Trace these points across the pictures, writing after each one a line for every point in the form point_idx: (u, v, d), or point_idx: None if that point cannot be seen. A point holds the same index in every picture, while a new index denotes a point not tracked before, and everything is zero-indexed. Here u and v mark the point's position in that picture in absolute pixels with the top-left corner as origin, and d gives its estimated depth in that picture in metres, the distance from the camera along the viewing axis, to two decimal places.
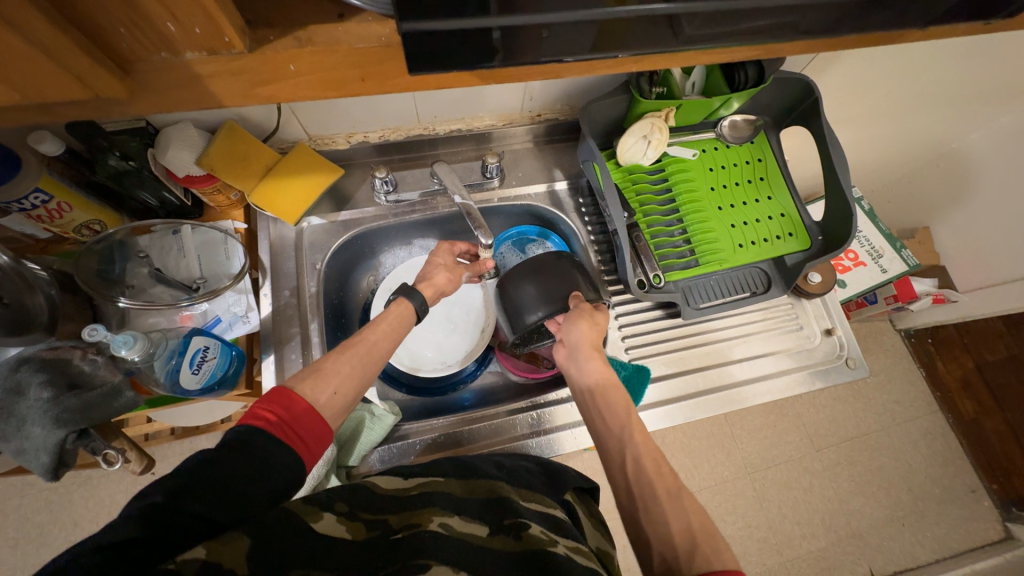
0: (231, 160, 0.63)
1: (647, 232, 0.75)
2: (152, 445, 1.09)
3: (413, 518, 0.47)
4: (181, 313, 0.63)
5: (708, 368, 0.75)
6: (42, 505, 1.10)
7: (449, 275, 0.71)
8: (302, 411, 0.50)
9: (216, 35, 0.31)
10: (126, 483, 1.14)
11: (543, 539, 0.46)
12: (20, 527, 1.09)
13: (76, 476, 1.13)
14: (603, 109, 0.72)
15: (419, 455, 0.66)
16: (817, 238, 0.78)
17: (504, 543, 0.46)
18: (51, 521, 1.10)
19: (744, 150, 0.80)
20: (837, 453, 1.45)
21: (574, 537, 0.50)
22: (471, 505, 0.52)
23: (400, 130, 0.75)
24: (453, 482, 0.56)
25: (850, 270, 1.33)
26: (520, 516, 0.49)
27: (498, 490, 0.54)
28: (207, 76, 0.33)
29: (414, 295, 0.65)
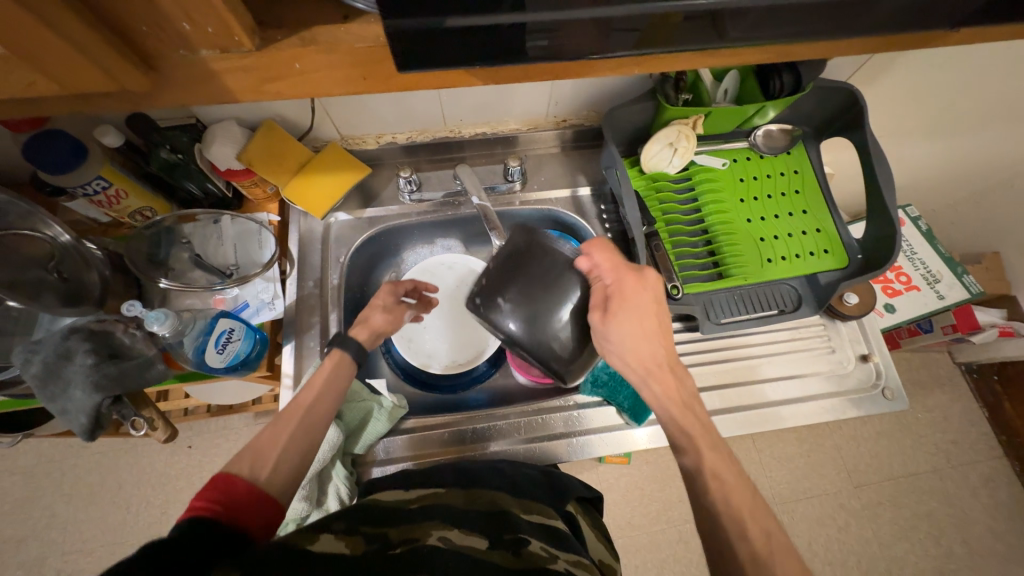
0: (267, 156, 0.67)
1: (669, 241, 0.72)
2: (190, 420, 1.17)
3: (412, 532, 0.48)
4: (214, 296, 0.68)
5: (727, 386, 0.71)
6: (93, 467, 1.21)
7: (386, 317, 0.67)
8: (244, 493, 0.47)
9: (227, 34, 0.33)
10: (167, 453, 1.23)
11: (544, 556, 0.47)
12: (74, 485, 1.19)
13: (124, 442, 1.23)
14: (627, 115, 0.71)
15: (403, 455, 0.67)
16: (857, 256, 0.72)
17: (504, 557, 0.46)
18: (101, 482, 1.20)
19: (779, 160, 0.77)
20: (879, 492, 1.33)
21: (577, 551, 0.51)
22: (471, 516, 0.53)
23: (427, 133, 0.78)
24: (453, 495, 0.57)
25: (900, 295, 1.22)
26: (520, 531, 0.51)
27: (498, 502, 0.56)
28: (221, 72, 0.35)
29: (347, 343, 0.62)
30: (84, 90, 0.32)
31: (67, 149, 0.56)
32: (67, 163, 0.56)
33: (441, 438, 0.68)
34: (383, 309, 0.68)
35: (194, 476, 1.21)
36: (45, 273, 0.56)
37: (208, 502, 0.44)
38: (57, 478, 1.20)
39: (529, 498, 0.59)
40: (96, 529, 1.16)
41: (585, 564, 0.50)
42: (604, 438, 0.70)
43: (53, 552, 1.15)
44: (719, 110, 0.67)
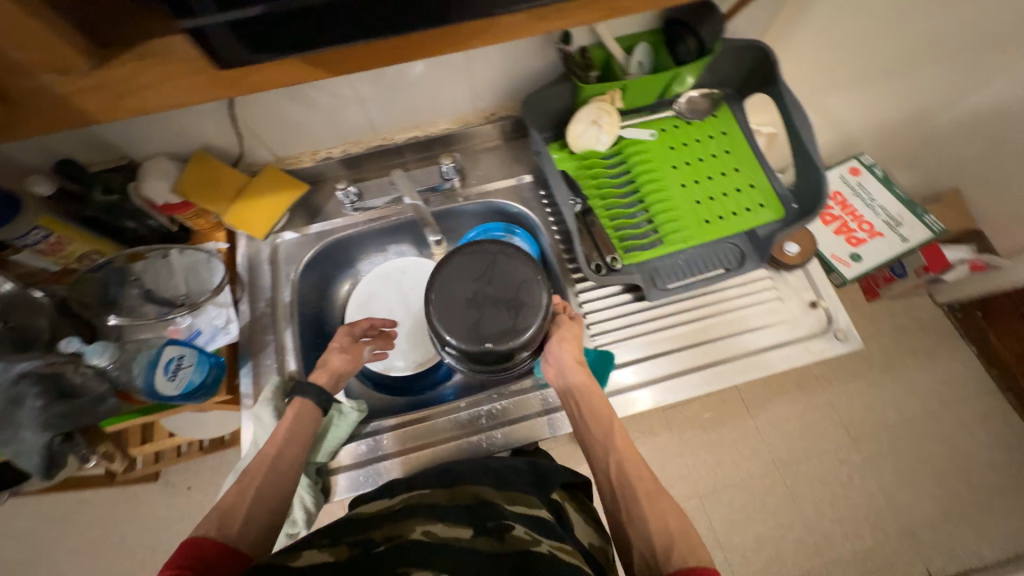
0: (203, 185, 0.69)
1: (607, 215, 0.73)
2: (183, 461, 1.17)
3: (396, 530, 0.51)
4: (169, 327, 0.68)
5: (683, 348, 0.72)
6: (94, 521, 1.21)
7: (345, 357, 0.68)
8: (217, 556, 0.48)
9: (51, 54, 0.37)
10: (165, 498, 1.23)
11: (527, 540, 0.51)
12: (77, 541, 1.19)
13: (122, 493, 1.23)
14: (547, 99, 0.72)
15: (391, 449, 0.69)
16: (793, 206, 0.73)
17: (487, 544, 0.50)
18: (103, 535, 1.20)
19: (705, 124, 0.78)
20: (877, 443, 1.33)
21: (558, 536, 0.53)
22: (455, 512, 0.55)
23: (361, 144, 0.80)
24: (439, 494, 0.59)
25: (865, 243, 1.23)
26: (504, 518, 0.54)
27: (482, 495, 0.58)
28: (71, 95, 0.40)
29: (308, 391, 0.62)
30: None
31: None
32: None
33: (425, 430, 0.70)
34: (340, 350, 0.68)
35: (195, 517, 1.21)
36: None
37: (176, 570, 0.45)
38: (59, 536, 1.20)
39: (514, 490, 0.60)
40: None
41: (568, 549, 0.51)
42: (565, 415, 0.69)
43: None
44: (633, 82, 0.69)
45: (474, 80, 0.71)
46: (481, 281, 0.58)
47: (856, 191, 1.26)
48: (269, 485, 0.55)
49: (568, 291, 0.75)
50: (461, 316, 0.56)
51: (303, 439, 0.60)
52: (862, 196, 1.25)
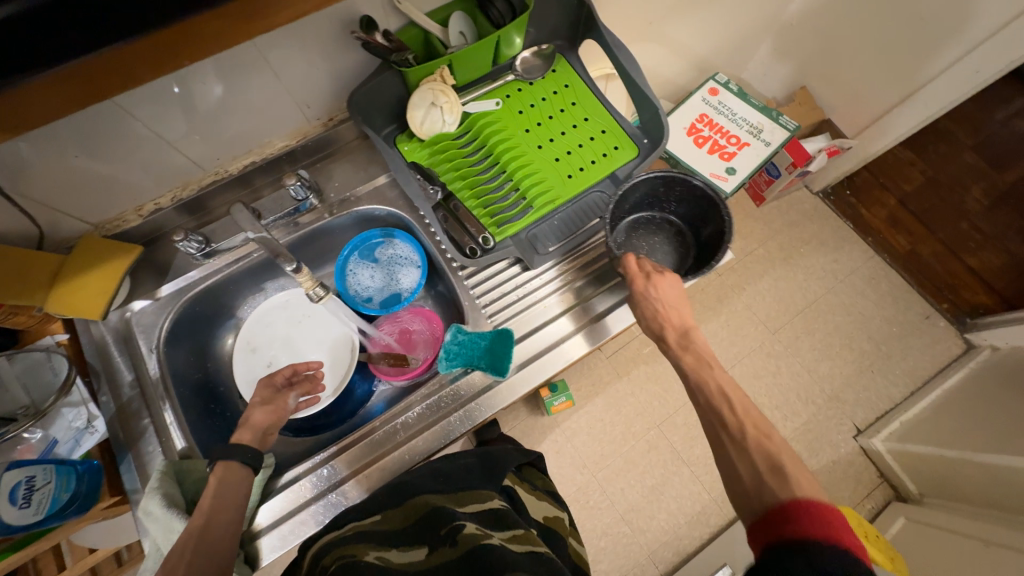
0: (5, 281, 0.59)
1: (472, 196, 0.71)
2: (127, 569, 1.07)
3: (349, 553, 0.50)
4: (20, 447, 0.60)
5: (578, 303, 0.73)
6: None
7: (268, 411, 0.62)
8: None
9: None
10: None
11: (479, 534, 0.51)
12: None
13: None
14: (375, 91, 0.68)
15: (345, 473, 0.65)
16: (645, 141, 0.76)
17: (444, 553, 0.50)
18: None
19: (547, 81, 0.78)
20: (793, 329, 1.47)
21: (512, 525, 0.55)
22: (408, 531, 0.54)
23: (190, 185, 0.72)
24: (392, 514, 0.57)
25: (736, 156, 1.30)
26: (455, 520, 0.53)
27: (431, 503, 0.57)
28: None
29: (235, 453, 0.56)
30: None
31: None
32: None
33: (372, 444, 0.67)
34: (262, 403, 0.63)
35: None
36: None
37: None
38: None
39: (462, 490, 0.60)
40: None
41: (525, 534, 0.54)
42: (482, 403, 0.67)
43: None
44: (459, 54, 0.67)
45: (290, 89, 0.66)
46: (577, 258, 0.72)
47: (719, 109, 1.32)
48: (204, 558, 0.49)
49: (456, 282, 0.74)
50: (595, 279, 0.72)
51: (231, 508, 0.54)
52: (724, 112, 1.31)
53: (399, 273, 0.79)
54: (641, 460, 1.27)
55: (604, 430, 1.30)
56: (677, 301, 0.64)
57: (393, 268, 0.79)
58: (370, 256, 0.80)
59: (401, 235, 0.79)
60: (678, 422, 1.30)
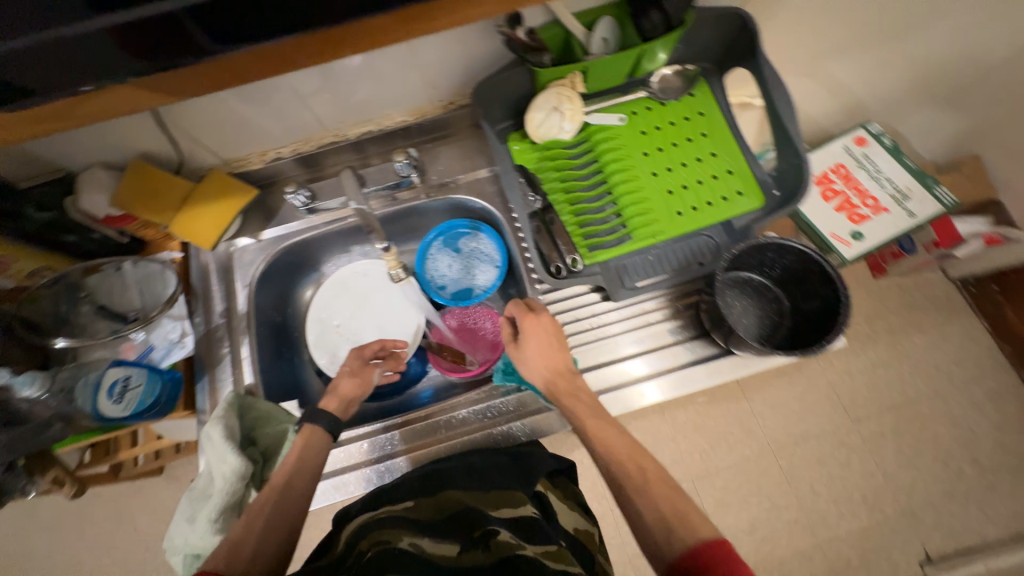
0: (143, 196, 0.66)
1: (570, 211, 0.68)
2: (170, 461, 1.18)
3: (383, 535, 0.46)
4: (123, 344, 0.67)
5: (654, 349, 0.68)
6: (75, 519, 1.21)
7: (355, 382, 0.65)
8: None
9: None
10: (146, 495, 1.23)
11: (513, 543, 0.46)
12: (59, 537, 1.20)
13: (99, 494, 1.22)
14: (501, 85, 0.66)
15: (400, 448, 0.67)
16: (774, 192, 0.68)
17: (474, 557, 0.45)
18: (86, 535, 1.20)
19: (681, 104, 0.72)
20: (878, 424, 1.19)
21: (545, 539, 0.49)
22: (440, 524, 0.50)
23: (311, 142, 0.75)
24: (429, 502, 0.53)
25: (869, 220, 1.10)
26: (489, 524, 0.49)
27: (462, 501, 0.53)
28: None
29: (318, 418, 0.59)
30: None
31: None
32: None
33: (430, 428, 0.68)
34: (350, 374, 0.65)
35: None
36: None
37: None
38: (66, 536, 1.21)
39: (498, 489, 0.55)
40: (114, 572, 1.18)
41: (558, 549, 0.48)
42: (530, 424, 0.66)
43: None
44: (594, 63, 0.63)
45: (422, 68, 0.66)
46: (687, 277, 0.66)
47: (861, 162, 1.13)
48: (277, 513, 0.52)
49: (531, 294, 0.71)
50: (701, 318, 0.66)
51: (311, 469, 0.56)
52: (866, 167, 1.12)
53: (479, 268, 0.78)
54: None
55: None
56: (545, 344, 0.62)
57: (473, 262, 0.79)
58: (453, 245, 0.79)
59: (488, 229, 0.78)
60: (717, 483, 1.15)
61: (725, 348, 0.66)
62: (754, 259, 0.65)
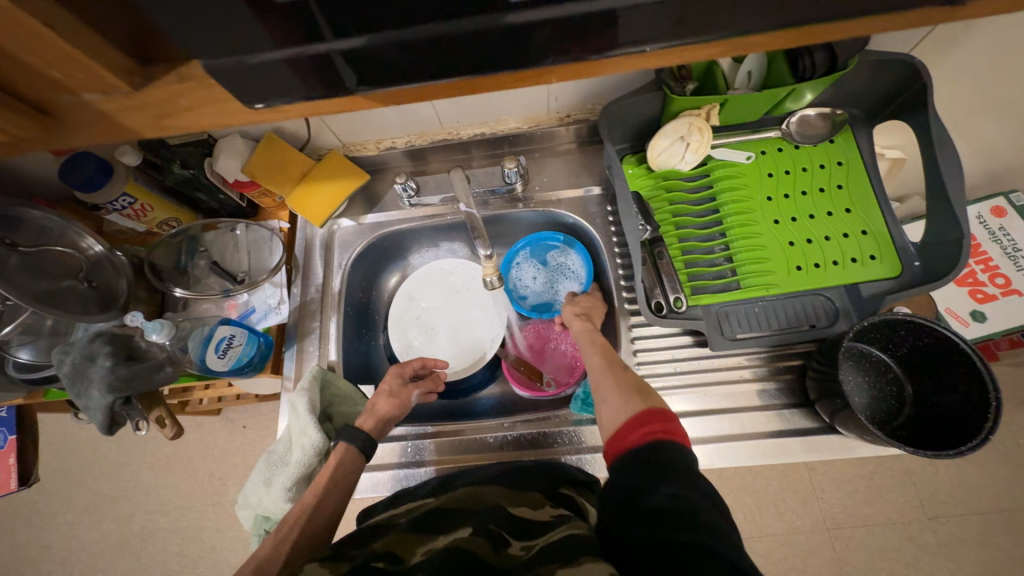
0: (269, 168, 0.70)
1: (677, 246, 0.65)
2: (229, 405, 1.26)
3: (395, 546, 0.45)
4: (228, 302, 0.72)
5: (742, 408, 0.64)
6: (135, 438, 1.31)
7: (392, 402, 0.63)
8: None
9: (98, 76, 0.29)
10: (199, 431, 1.31)
11: (522, 555, 0.42)
12: (117, 452, 1.31)
13: None
14: (630, 108, 0.64)
15: (429, 457, 0.67)
16: (915, 264, 0.61)
17: (485, 550, 0.43)
18: (139, 456, 1.30)
19: (819, 151, 0.66)
20: (959, 527, 1.03)
21: (562, 523, 0.46)
22: (455, 516, 0.48)
23: (426, 136, 0.77)
24: (446, 500, 0.52)
25: (993, 300, 0.90)
26: (502, 526, 0.46)
27: (484, 497, 0.51)
28: (112, 114, 0.32)
29: (354, 436, 0.57)
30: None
31: (93, 167, 0.61)
32: (94, 179, 0.61)
33: (462, 444, 0.67)
34: (389, 393, 0.63)
35: (249, 453, 1.28)
36: (75, 282, 0.62)
37: None
38: (128, 453, 1.30)
39: (518, 488, 0.53)
40: (165, 496, 1.26)
41: (570, 524, 0.45)
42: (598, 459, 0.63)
43: (138, 510, 1.26)
44: (737, 97, 0.59)
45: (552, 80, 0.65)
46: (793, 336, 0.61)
47: (993, 237, 0.92)
48: (320, 514, 0.53)
49: (620, 324, 0.69)
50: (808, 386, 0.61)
51: (348, 481, 0.56)
52: (1002, 243, 0.91)
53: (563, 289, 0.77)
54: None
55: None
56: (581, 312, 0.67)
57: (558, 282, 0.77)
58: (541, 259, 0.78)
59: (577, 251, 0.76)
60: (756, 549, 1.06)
61: (827, 424, 0.60)
62: (880, 334, 0.59)
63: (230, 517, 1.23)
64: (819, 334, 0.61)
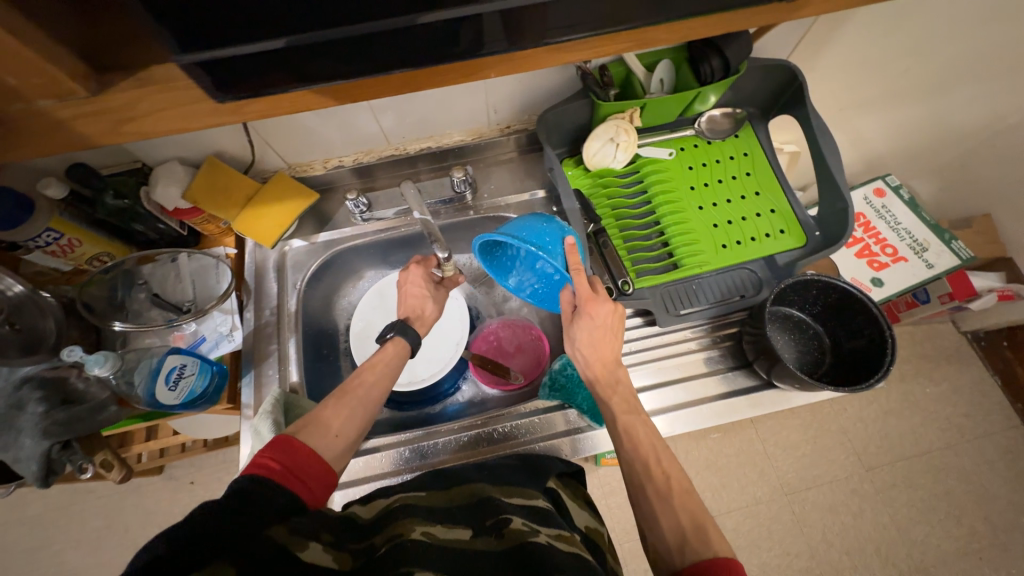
0: (213, 192, 0.68)
1: (619, 236, 0.71)
2: (175, 459, 1.15)
3: (395, 529, 0.44)
4: (174, 333, 0.68)
5: (691, 377, 0.69)
6: (57, 514, 1.16)
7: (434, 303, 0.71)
8: (306, 458, 0.48)
9: (53, 81, 0.32)
10: (137, 495, 1.18)
11: (526, 530, 0.44)
12: (34, 535, 1.14)
13: (88, 489, 1.17)
14: (563, 115, 0.70)
15: (391, 468, 0.66)
16: (815, 234, 0.70)
17: (488, 543, 0.44)
18: (64, 535, 1.14)
19: (727, 145, 0.76)
20: (892, 473, 1.15)
21: (556, 521, 0.48)
22: (451, 510, 0.49)
23: (373, 153, 0.79)
24: (437, 494, 0.52)
25: (886, 267, 1.04)
26: (502, 512, 0.47)
27: (477, 491, 0.52)
28: (70, 120, 0.34)
29: (408, 332, 0.66)
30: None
31: (10, 202, 0.57)
32: (11, 215, 0.57)
33: (431, 448, 0.66)
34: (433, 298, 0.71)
35: None
36: None
37: (268, 460, 0.45)
38: (51, 533, 1.14)
39: (509, 483, 0.54)
40: None
41: (565, 533, 0.46)
42: (569, 442, 0.66)
43: None
44: (653, 101, 0.67)
45: (491, 94, 0.70)
46: (724, 303, 0.69)
47: (878, 214, 1.07)
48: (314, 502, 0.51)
49: None
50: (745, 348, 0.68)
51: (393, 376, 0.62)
52: (886, 219, 1.06)
53: (535, 295, 0.69)
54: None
55: (625, 515, 1.09)
56: (603, 357, 0.58)
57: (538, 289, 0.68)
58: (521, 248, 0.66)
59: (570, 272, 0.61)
60: (726, 525, 1.12)
61: (765, 380, 0.68)
62: (796, 295, 0.68)
63: None
64: (744, 301, 0.69)
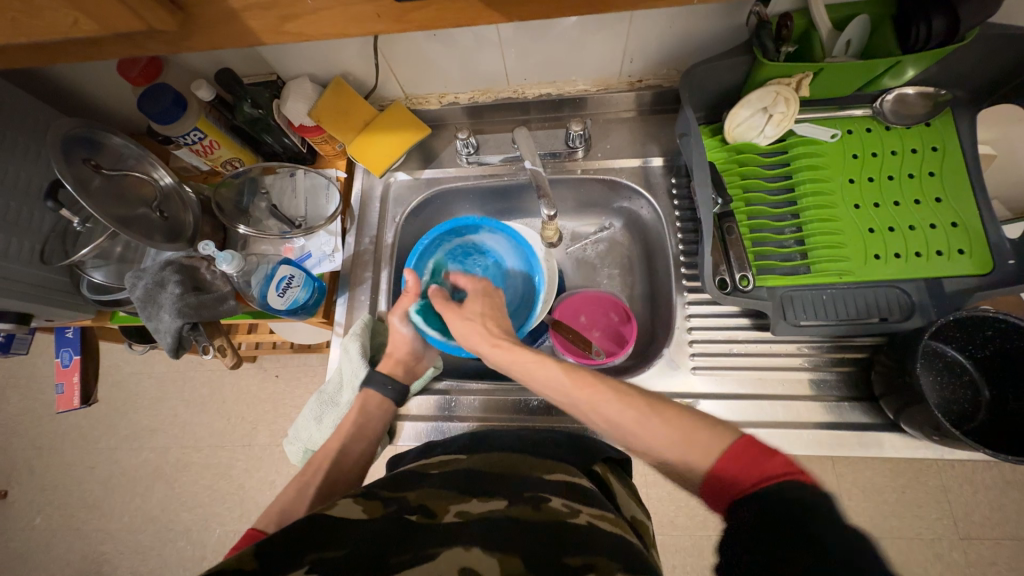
0: (335, 113, 0.69)
1: (745, 224, 0.62)
2: (265, 352, 1.30)
3: (430, 498, 0.43)
4: (284, 245, 0.73)
5: (795, 398, 0.61)
6: (174, 376, 1.37)
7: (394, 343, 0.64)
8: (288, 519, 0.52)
9: None
10: (232, 375, 1.35)
11: (564, 511, 0.41)
12: (157, 387, 1.37)
13: (197, 362, 1.37)
14: (711, 74, 0.61)
15: (458, 413, 0.66)
16: (1007, 262, 0.56)
17: (523, 512, 0.40)
18: (178, 393, 1.36)
19: (913, 134, 0.62)
20: (996, 552, 0.96)
21: (602, 504, 0.44)
22: (487, 476, 0.46)
23: (489, 93, 0.75)
24: (478, 459, 0.50)
25: None
26: (540, 490, 0.44)
27: (518, 465, 0.49)
28: (241, 11, 0.34)
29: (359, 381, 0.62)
30: (48, 36, 0.33)
31: (170, 100, 0.61)
32: (171, 112, 0.62)
33: (499, 403, 0.66)
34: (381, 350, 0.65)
35: (278, 402, 1.31)
36: (149, 211, 0.63)
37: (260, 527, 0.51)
38: (169, 389, 1.36)
39: (550, 459, 0.51)
40: (198, 434, 1.32)
41: (613, 518, 0.43)
42: None
43: (174, 444, 1.32)
44: (835, 66, 0.55)
45: (634, 37, 0.62)
46: (855, 323, 0.58)
47: None
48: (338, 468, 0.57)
49: (676, 300, 0.68)
50: (875, 381, 0.58)
51: (368, 425, 0.60)
52: None
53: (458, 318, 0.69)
54: (707, 557, 1.00)
55: (663, 508, 1.03)
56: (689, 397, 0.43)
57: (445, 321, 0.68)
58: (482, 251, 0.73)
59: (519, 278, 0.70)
60: None
61: (890, 421, 0.58)
62: (961, 332, 0.55)
63: (257, 459, 1.27)
64: (888, 328, 0.58)
